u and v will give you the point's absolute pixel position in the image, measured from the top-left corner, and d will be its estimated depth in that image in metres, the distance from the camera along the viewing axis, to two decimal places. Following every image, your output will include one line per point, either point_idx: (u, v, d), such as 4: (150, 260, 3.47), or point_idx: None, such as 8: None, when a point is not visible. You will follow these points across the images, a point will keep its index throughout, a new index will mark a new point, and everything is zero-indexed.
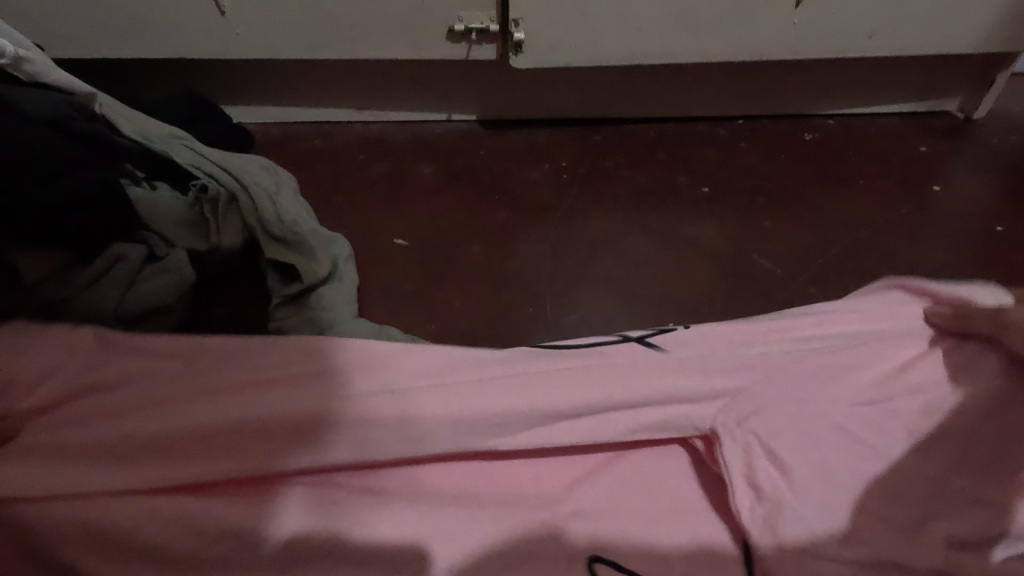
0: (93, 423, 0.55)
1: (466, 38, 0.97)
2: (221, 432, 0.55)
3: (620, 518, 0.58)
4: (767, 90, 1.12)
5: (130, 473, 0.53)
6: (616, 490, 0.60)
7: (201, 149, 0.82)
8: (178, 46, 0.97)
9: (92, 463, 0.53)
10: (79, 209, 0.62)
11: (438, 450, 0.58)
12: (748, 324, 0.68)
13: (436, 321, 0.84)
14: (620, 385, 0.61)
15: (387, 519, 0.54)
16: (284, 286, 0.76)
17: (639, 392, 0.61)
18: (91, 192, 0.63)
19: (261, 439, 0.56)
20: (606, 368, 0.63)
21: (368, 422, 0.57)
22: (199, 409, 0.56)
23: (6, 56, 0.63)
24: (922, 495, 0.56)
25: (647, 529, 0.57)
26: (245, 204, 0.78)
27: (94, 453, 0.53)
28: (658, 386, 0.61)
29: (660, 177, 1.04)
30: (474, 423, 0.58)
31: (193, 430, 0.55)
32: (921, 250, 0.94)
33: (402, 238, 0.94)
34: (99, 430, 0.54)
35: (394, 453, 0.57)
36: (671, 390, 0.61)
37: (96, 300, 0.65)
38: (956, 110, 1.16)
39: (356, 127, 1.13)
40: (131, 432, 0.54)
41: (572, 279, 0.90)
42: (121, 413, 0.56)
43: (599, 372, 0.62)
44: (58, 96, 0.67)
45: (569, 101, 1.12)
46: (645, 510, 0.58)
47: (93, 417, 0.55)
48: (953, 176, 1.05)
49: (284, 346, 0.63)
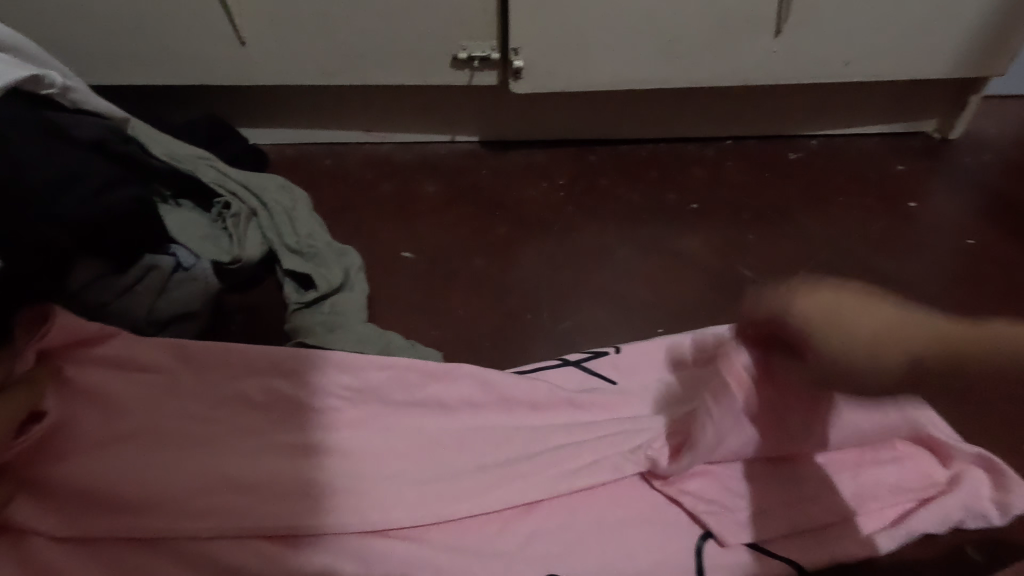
0: (109, 448, 0.57)
1: (469, 65, 1.04)
2: (226, 457, 0.59)
3: (577, 535, 0.60)
4: (752, 112, 1.19)
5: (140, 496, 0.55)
6: (577, 506, 0.63)
7: (227, 171, 0.88)
8: (201, 73, 1.04)
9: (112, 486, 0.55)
10: (116, 225, 0.67)
11: (410, 473, 0.62)
12: (672, 345, 0.79)
13: (440, 329, 0.90)
14: (559, 407, 0.71)
15: (378, 534, 0.58)
16: (301, 294, 0.82)
17: (581, 407, 0.71)
18: (129, 208, 0.68)
19: (260, 459, 0.60)
20: (548, 387, 0.71)
21: (346, 456, 0.62)
22: (214, 429, 0.61)
23: (56, 86, 0.70)
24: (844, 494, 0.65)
25: (606, 540, 0.60)
26: (265, 220, 0.85)
27: (110, 474, 0.55)
28: (595, 404, 0.71)
29: (651, 195, 1.11)
30: (448, 446, 0.65)
31: (207, 453, 0.59)
32: (897, 262, 1.00)
33: (408, 251, 1.01)
34: (118, 456, 0.56)
35: (368, 479, 0.61)
36: (608, 410, 0.71)
37: (131, 305, 0.72)
38: (933, 131, 1.23)
39: (365, 148, 1.19)
40: (151, 456, 0.57)
41: (567, 290, 0.96)
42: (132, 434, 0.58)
43: (547, 393, 0.71)
44: (100, 121, 0.74)
45: (566, 123, 1.19)
46: (603, 520, 0.62)
47: (108, 442, 0.57)
48: (930, 193, 1.11)
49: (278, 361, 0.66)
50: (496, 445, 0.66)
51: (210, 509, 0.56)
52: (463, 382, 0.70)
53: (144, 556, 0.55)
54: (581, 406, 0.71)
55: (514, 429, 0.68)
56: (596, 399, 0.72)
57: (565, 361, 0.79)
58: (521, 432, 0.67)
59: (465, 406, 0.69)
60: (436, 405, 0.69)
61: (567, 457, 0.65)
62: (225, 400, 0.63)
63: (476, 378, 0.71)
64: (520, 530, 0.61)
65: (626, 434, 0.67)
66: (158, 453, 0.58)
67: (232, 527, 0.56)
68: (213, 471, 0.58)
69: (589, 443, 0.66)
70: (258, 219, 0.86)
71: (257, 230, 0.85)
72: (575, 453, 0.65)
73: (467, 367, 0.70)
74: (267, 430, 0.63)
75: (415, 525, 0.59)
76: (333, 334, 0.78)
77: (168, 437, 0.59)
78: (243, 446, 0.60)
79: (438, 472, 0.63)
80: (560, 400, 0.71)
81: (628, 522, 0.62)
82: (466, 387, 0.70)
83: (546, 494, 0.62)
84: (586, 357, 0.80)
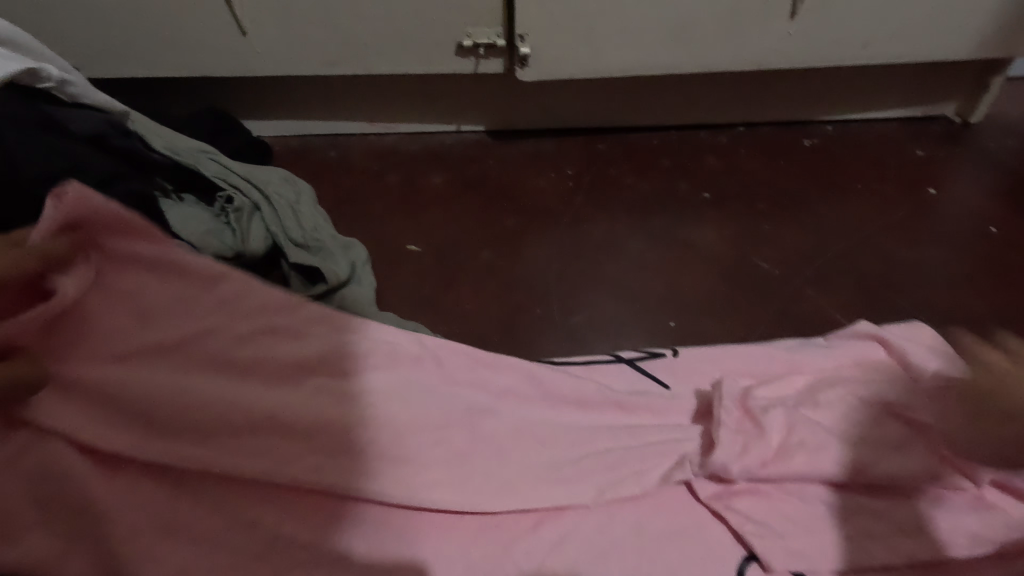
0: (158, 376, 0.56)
1: (474, 53, 1.02)
2: (272, 427, 0.57)
3: (609, 542, 0.59)
4: (766, 98, 1.16)
5: (180, 446, 0.54)
6: (614, 516, 0.61)
7: (229, 165, 0.86)
8: (202, 65, 1.02)
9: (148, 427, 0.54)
10: None
11: (464, 469, 0.60)
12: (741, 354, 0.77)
13: (447, 323, 0.89)
14: (610, 417, 0.69)
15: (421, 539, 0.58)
16: (308, 288, 0.81)
17: (634, 418, 0.69)
18: (129, 204, 0.68)
19: (307, 444, 0.57)
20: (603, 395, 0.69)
21: (403, 455, 0.59)
22: (259, 392, 0.58)
23: (51, 79, 0.69)
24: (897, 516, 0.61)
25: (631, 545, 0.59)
26: (269, 214, 0.83)
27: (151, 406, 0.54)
28: (649, 418, 0.69)
29: (663, 184, 1.08)
30: (502, 444, 0.63)
31: (254, 422, 0.57)
32: (917, 250, 0.97)
33: (414, 244, 0.99)
34: (164, 386, 0.55)
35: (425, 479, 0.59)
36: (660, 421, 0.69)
37: None
38: (954, 114, 1.19)
39: (369, 139, 1.18)
40: (199, 393, 0.56)
41: (577, 282, 0.94)
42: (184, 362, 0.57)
43: (602, 403, 0.69)
44: (98, 115, 0.73)
45: (574, 111, 1.16)
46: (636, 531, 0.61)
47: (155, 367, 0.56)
48: (951, 179, 1.08)
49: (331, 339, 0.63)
50: (545, 445, 0.64)
51: (243, 469, 0.55)
52: (522, 387, 0.68)
53: (186, 508, 0.54)
54: (631, 411, 0.70)
55: (555, 427, 0.66)
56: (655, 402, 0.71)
57: (618, 360, 0.79)
58: (563, 433, 0.66)
59: (507, 393, 0.68)
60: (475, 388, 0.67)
61: (607, 463, 0.63)
62: (280, 369, 0.60)
63: (528, 376, 0.69)
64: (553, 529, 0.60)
65: (673, 444, 0.66)
66: (203, 397, 0.56)
67: (272, 481, 0.56)
68: (239, 444, 0.56)
69: (633, 454, 0.65)
70: (262, 213, 0.83)
71: (261, 224, 0.83)
72: (612, 461, 0.64)
73: (512, 359, 0.70)
74: (316, 406, 0.59)
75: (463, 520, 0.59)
76: None
77: (216, 382, 0.57)
78: (291, 418, 0.57)
79: (492, 470, 0.61)
80: (611, 402, 0.70)
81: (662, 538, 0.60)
82: (512, 378, 0.69)
83: (583, 502, 0.61)
84: (638, 360, 0.79)
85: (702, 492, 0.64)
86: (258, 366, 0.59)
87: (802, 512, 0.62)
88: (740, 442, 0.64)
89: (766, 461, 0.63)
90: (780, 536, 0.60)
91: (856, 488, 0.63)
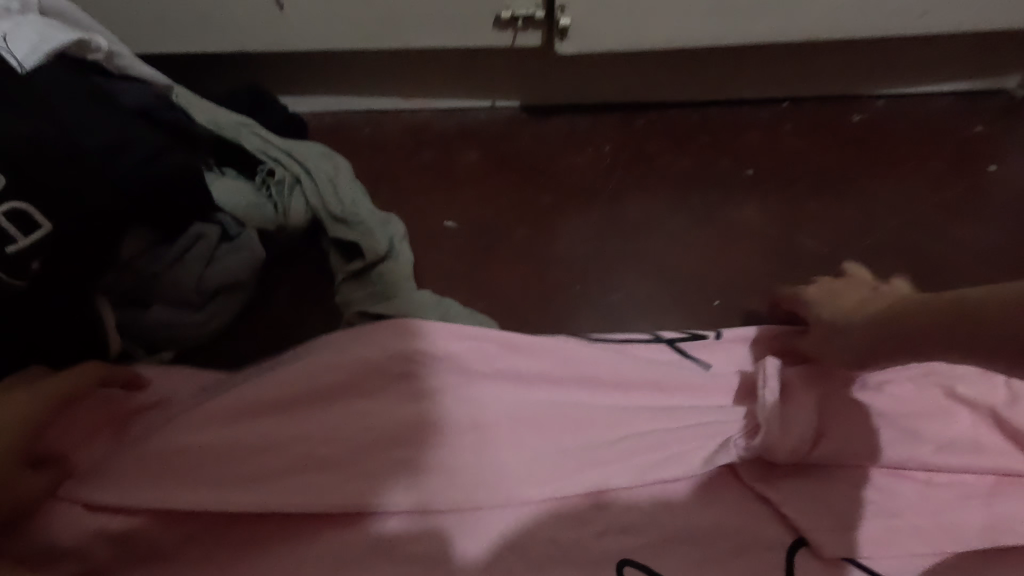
0: (213, 428, 0.61)
1: (511, 25, 1.00)
2: (320, 452, 0.61)
3: (656, 525, 0.61)
4: (814, 71, 1.11)
5: (240, 494, 0.58)
6: (660, 497, 0.63)
7: (269, 138, 0.85)
8: (240, 40, 1.02)
9: (204, 481, 0.58)
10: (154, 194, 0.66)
11: (516, 465, 0.62)
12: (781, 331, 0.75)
13: (484, 300, 0.89)
14: (646, 393, 0.68)
15: (478, 533, 0.60)
16: (348, 262, 0.81)
17: (669, 396, 0.69)
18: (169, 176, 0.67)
19: (359, 453, 0.61)
20: (640, 370, 0.69)
21: (457, 454, 0.62)
22: (308, 419, 0.62)
23: (101, 51, 0.69)
24: (944, 503, 0.61)
25: (676, 526, 0.61)
26: (309, 187, 0.82)
27: (212, 463, 0.59)
28: (686, 397, 0.69)
29: (704, 161, 1.05)
30: (548, 439, 0.64)
31: (306, 451, 0.61)
32: (973, 231, 0.93)
33: (450, 220, 0.98)
34: (224, 435, 0.60)
35: (480, 480, 0.61)
36: (698, 401, 0.69)
37: (179, 275, 0.72)
38: (1016, 87, 1.13)
39: (403, 115, 1.17)
40: (247, 441, 0.60)
41: (615, 260, 0.92)
42: (233, 418, 0.61)
43: (639, 380, 0.69)
44: (145, 87, 0.73)
45: (612, 86, 1.13)
46: (679, 511, 0.62)
47: (209, 423, 0.61)
48: (1010, 156, 1.03)
49: (374, 333, 0.66)
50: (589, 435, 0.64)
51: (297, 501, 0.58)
52: (561, 368, 0.68)
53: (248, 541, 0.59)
54: (675, 391, 0.69)
55: (601, 413, 0.66)
56: (701, 380, 0.70)
57: (656, 338, 0.77)
58: (608, 415, 0.66)
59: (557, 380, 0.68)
60: (531, 380, 0.67)
61: (654, 444, 0.64)
62: (321, 388, 0.63)
63: (564, 357, 0.69)
64: (603, 516, 0.61)
65: (716, 426, 0.66)
66: (254, 443, 0.60)
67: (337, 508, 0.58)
68: (286, 484, 0.59)
69: (676, 433, 0.65)
70: (302, 186, 0.83)
71: (301, 197, 0.82)
72: (655, 442, 0.64)
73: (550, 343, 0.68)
74: (366, 411, 0.62)
75: (516, 513, 0.61)
76: (386, 305, 0.77)
77: (272, 424, 0.61)
78: (339, 434, 0.61)
79: (546, 468, 0.62)
80: (653, 382, 0.69)
81: (710, 528, 0.61)
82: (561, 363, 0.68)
83: (627, 484, 0.62)
84: (679, 337, 0.77)
85: (747, 475, 0.63)
86: (328, 388, 0.63)
87: (853, 500, 0.61)
88: (787, 426, 0.62)
89: (819, 444, 0.62)
90: (831, 528, 0.60)
91: (913, 478, 0.63)
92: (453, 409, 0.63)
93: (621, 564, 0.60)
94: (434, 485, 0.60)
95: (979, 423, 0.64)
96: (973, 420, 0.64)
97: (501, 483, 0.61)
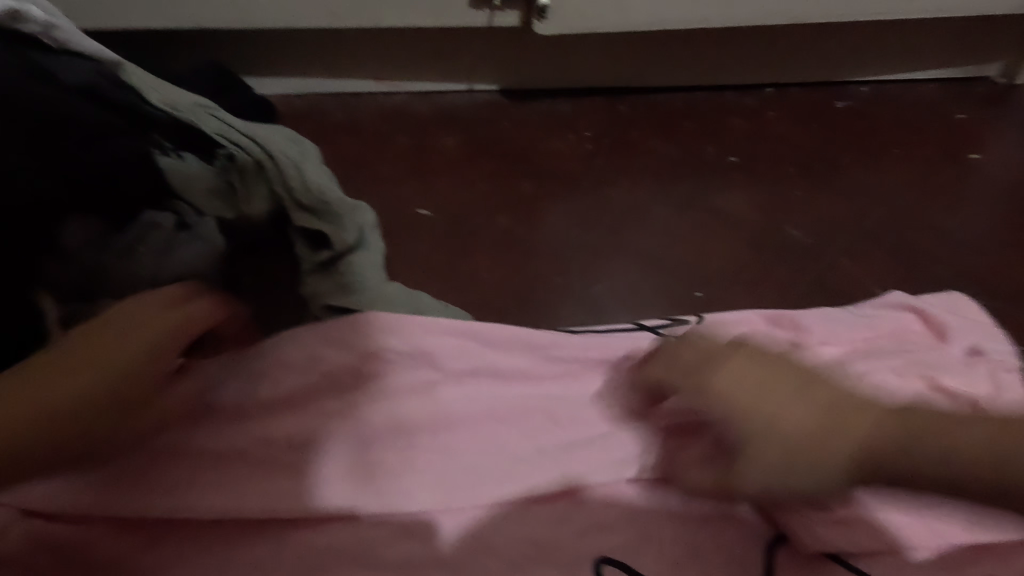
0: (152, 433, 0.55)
1: (489, 4, 0.95)
2: (274, 448, 0.57)
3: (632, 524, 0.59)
4: (798, 55, 1.08)
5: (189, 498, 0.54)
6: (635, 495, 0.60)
7: (228, 120, 0.79)
8: (201, 16, 0.96)
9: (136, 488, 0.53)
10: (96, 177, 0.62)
11: (465, 442, 0.60)
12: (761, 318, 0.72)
13: (462, 291, 0.85)
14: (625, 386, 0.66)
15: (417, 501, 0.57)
16: (314, 252, 0.77)
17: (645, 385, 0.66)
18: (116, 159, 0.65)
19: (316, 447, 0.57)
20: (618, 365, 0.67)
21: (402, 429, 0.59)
22: (259, 418, 0.58)
23: (35, 22, 0.64)
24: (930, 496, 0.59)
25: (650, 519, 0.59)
26: (273, 172, 0.78)
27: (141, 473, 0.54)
28: None
29: (687, 147, 1.02)
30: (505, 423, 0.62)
31: (255, 447, 0.57)
32: (958, 218, 0.92)
33: (425, 208, 0.94)
34: (160, 440, 0.55)
35: (427, 448, 0.59)
36: None
37: (131, 267, 0.66)
38: (998, 75, 1.12)
39: (377, 98, 1.12)
40: (184, 444, 0.56)
41: (597, 249, 0.89)
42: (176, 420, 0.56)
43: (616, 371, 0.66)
44: (91, 67, 0.69)
45: (594, 69, 1.09)
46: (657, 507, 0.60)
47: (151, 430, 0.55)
48: (993, 143, 1.02)
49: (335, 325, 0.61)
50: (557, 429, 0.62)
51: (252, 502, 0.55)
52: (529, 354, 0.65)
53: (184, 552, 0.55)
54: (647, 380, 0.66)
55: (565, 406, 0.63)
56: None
57: (639, 327, 0.74)
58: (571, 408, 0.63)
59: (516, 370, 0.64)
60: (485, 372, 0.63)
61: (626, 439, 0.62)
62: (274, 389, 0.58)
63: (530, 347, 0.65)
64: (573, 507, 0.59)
65: None
66: (193, 448, 0.55)
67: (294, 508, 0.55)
68: (230, 484, 0.55)
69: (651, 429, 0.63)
70: (266, 172, 0.78)
71: (264, 184, 0.78)
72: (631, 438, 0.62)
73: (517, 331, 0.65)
74: (325, 407, 0.59)
75: (458, 489, 0.58)
76: (356, 298, 0.72)
77: (217, 426, 0.57)
78: (293, 431, 0.57)
79: (498, 452, 0.60)
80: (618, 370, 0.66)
81: (691, 528, 0.59)
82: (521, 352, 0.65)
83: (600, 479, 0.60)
84: (662, 325, 0.74)
85: None
86: (269, 388, 0.58)
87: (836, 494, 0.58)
88: None
89: None
90: (813, 526, 0.56)
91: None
92: (405, 384, 0.61)
93: (599, 562, 0.57)
94: (374, 450, 0.58)
95: (962, 414, 0.62)
96: (956, 411, 0.62)
97: (446, 453, 0.59)
